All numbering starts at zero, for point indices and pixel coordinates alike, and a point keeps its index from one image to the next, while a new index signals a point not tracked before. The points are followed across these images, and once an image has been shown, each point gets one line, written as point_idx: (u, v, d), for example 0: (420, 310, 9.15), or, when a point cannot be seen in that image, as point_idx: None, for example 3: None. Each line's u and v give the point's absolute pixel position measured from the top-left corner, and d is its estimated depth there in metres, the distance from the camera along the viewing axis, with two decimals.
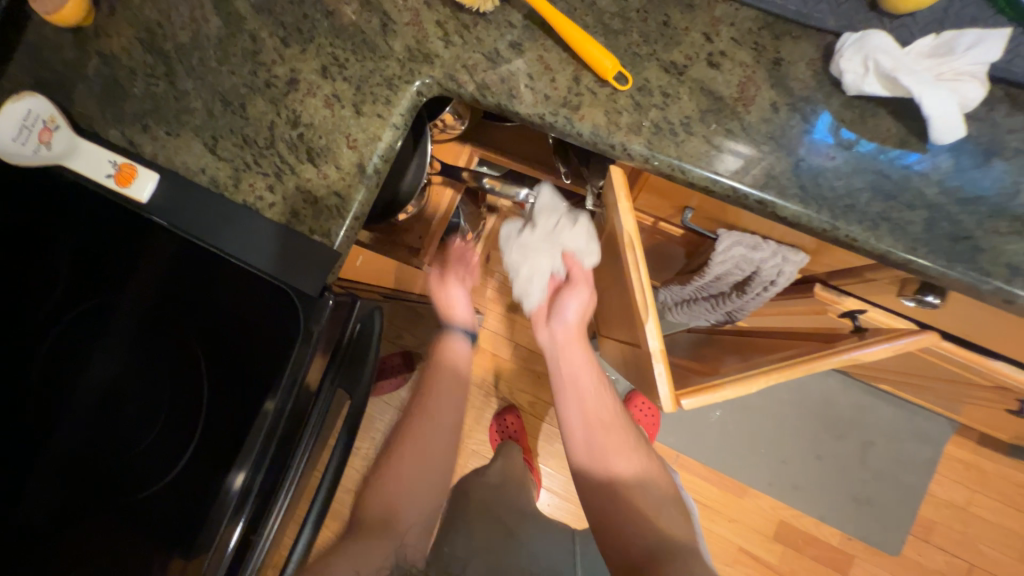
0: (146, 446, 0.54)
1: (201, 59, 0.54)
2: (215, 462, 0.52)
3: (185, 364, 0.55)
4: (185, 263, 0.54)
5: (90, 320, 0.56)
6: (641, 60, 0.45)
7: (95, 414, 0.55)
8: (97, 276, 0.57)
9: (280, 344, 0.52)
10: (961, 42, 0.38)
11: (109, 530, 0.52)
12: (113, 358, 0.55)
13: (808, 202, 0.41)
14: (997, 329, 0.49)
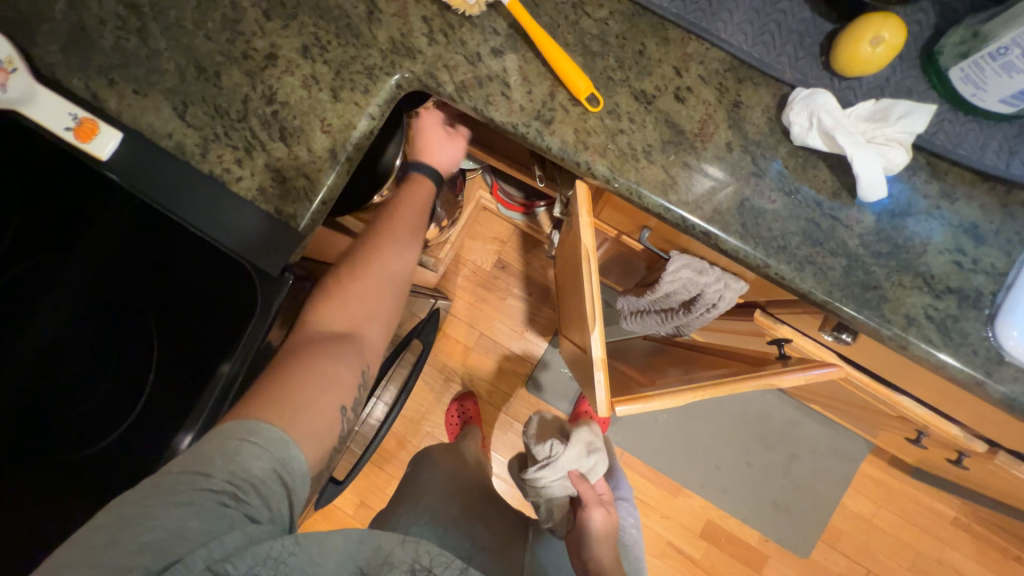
0: (92, 404, 0.54)
1: (178, 19, 0.53)
2: (161, 425, 0.52)
3: (137, 330, 0.55)
4: (140, 222, 0.53)
5: (37, 272, 0.55)
6: (614, 84, 0.47)
7: (40, 370, 0.55)
8: (48, 227, 0.55)
9: (235, 312, 0.53)
10: (895, 111, 0.42)
11: (40, 485, 0.52)
12: (59, 313, 0.55)
13: (747, 239, 0.45)
14: (898, 367, 0.55)
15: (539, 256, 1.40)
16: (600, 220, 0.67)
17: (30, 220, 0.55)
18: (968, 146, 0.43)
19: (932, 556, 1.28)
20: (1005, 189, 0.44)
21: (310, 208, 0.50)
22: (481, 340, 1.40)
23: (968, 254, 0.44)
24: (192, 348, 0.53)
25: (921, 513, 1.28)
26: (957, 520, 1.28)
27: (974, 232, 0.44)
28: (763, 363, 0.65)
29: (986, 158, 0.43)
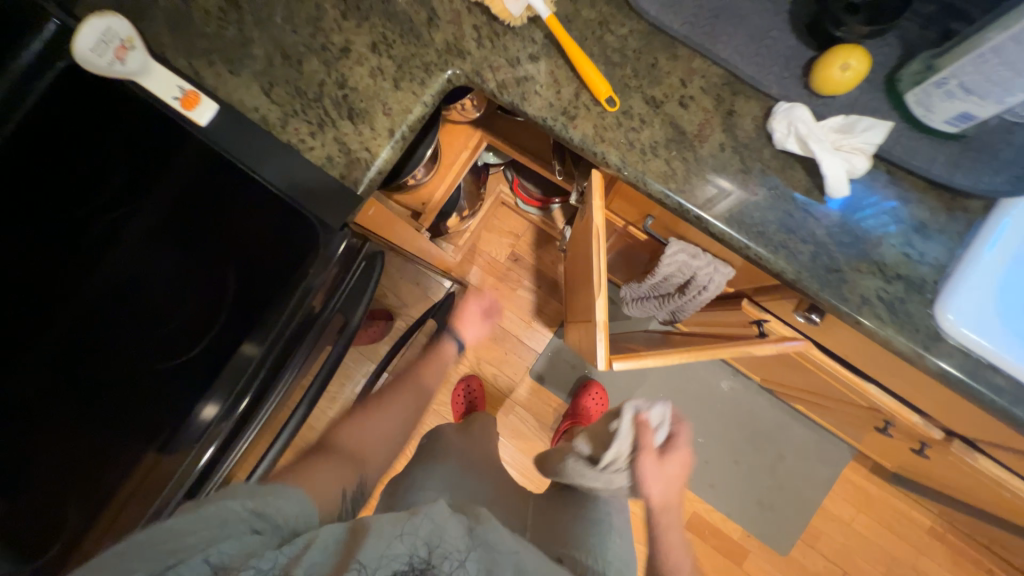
0: (141, 340, 0.63)
1: (270, 15, 0.63)
2: (201, 371, 0.61)
3: (196, 305, 0.64)
4: (205, 186, 0.64)
5: (116, 219, 0.66)
6: (629, 90, 0.57)
7: (104, 304, 0.65)
8: (128, 180, 0.66)
9: (278, 280, 0.62)
10: (860, 125, 0.51)
11: (86, 409, 0.61)
12: (130, 256, 0.66)
13: (731, 223, 0.54)
14: (860, 347, 0.63)
15: (549, 252, 1.49)
16: (610, 211, 0.77)
17: (120, 170, 0.66)
18: (920, 158, 0.52)
19: (907, 563, 1.33)
20: (951, 196, 0.53)
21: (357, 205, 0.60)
22: (490, 326, 1.49)
23: (916, 248, 0.52)
24: (236, 327, 0.62)
25: (899, 520, 1.34)
26: (932, 529, 1.34)
27: (922, 230, 0.53)
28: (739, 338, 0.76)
29: (935, 169, 0.52)
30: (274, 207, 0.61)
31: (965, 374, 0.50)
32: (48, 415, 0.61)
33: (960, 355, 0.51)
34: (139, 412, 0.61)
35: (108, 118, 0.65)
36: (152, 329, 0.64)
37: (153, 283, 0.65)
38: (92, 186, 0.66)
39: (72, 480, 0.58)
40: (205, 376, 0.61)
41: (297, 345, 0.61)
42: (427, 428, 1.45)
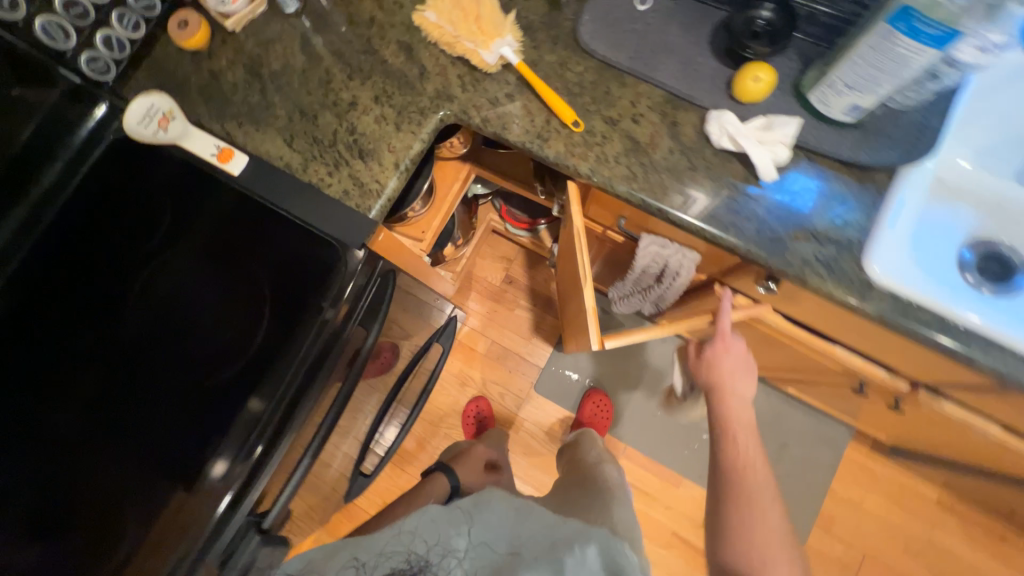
0: (151, 395, 0.67)
1: (287, 81, 0.76)
2: (208, 425, 0.65)
3: (200, 364, 0.67)
4: (218, 246, 0.71)
5: (126, 280, 0.71)
6: (590, 114, 0.69)
7: (113, 363, 0.68)
8: (142, 244, 0.72)
9: (282, 333, 0.67)
10: (776, 122, 0.64)
11: (105, 463, 0.65)
12: (139, 314, 0.70)
13: (687, 210, 0.65)
14: (816, 309, 0.73)
15: (541, 272, 1.60)
16: (589, 218, 0.88)
17: (135, 234, 0.72)
18: (829, 143, 0.64)
19: (924, 538, 1.36)
20: (862, 171, 0.64)
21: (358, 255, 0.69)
22: (493, 347, 1.57)
23: (840, 215, 0.63)
24: (238, 384, 0.66)
25: (907, 495, 1.38)
26: (942, 501, 1.37)
27: (843, 200, 0.64)
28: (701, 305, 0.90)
29: (843, 150, 0.63)
30: (295, 247, 0.69)
31: (898, 313, 0.60)
32: (61, 480, 0.64)
33: (890, 298, 0.60)
34: (156, 462, 0.64)
35: (125, 206, 0.73)
36: (157, 393, 0.67)
37: (155, 350, 0.68)
38: (111, 248, 0.72)
39: (101, 528, 0.63)
40: (213, 431, 0.65)
41: (306, 388, 0.67)
42: (440, 453, 1.50)
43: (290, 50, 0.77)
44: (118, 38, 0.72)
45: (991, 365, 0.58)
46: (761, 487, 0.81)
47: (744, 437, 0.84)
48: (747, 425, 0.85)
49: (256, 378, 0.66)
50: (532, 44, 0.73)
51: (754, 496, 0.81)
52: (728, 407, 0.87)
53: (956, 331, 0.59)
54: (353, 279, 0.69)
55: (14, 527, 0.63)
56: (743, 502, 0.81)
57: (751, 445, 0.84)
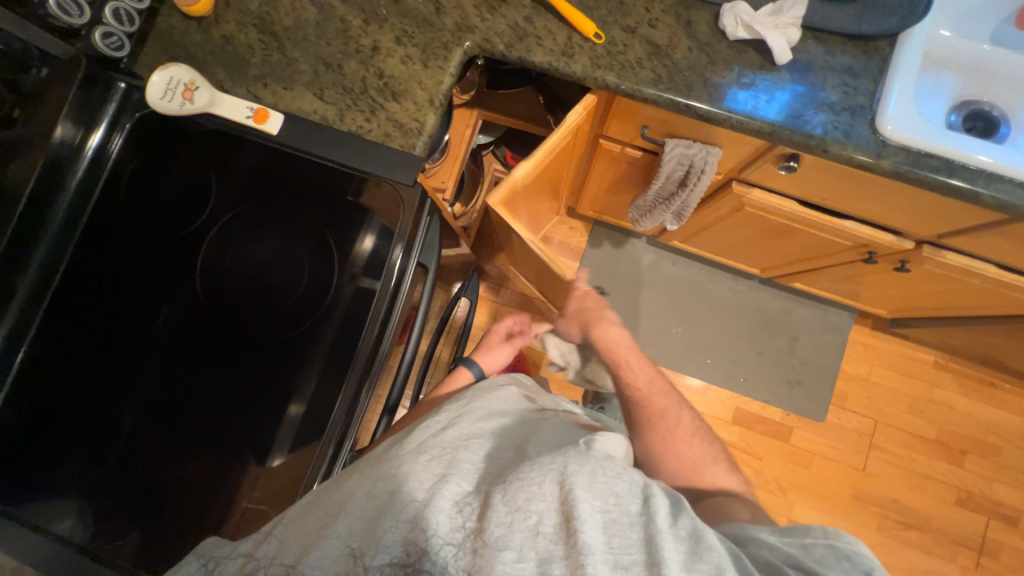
0: (216, 386, 0.72)
1: (304, 36, 0.76)
2: (272, 410, 0.72)
3: (259, 354, 0.73)
4: (250, 246, 0.76)
5: (169, 284, 0.75)
6: (608, 25, 0.73)
7: (173, 364, 0.73)
8: (178, 246, 0.76)
9: (334, 320, 0.73)
10: (785, 6, 0.69)
11: (185, 453, 0.71)
12: (185, 315, 0.74)
13: (712, 103, 0.70)
14: (831, 185, 0.81)
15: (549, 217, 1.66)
16: (608, 137, 0.94)
17: (170, 238, 0.76)
18: (834, 20, 0.69)
19: (924, 396, 1.54)
20: (864, 43, 0.71)
21: (365, 244, 0.74)
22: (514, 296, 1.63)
23: (851, 85, 0.70)
24: (297, 374, 0.73)
25: (907, 362, 1.55)
26: (936, 361, 1.54)
27: (851, 71, 0.70)
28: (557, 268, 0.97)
29: (848, 25, 0.69)
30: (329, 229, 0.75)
31: (910, 163, 0.67)
32: (148, 471, 0.70)
33: (903, 151, 0.68)
34: (236, 443, 0.71)
35: (154, 217, 0.76)
36: (215, 388, 0.72)
37: (197, 346, 0.73)
38: (147, 251, 0.76)
39: (197, 505, 0.69)
40: (270, 410, 0.72)
41: (366, 372, 0.71)
42: None
43: (299, 4, 0.77)
44: (125, 9, 0.73)
45: (994, 196, 0.67)
46: (667, 402, 0.83)
47: (632, 367, 0.87)
48: (634, 357, 0.88)
49: (304, 361, 0.73)
50: None
51: (665, 415, 0.81)
52: (611, 347, 0.89)
53: (960, 171, 0.68)
54: (394, 257, 0.73)
55: (115, 517, 0.69)
56: (662, 422, 0.80)
57: (643, 374, 0.86)
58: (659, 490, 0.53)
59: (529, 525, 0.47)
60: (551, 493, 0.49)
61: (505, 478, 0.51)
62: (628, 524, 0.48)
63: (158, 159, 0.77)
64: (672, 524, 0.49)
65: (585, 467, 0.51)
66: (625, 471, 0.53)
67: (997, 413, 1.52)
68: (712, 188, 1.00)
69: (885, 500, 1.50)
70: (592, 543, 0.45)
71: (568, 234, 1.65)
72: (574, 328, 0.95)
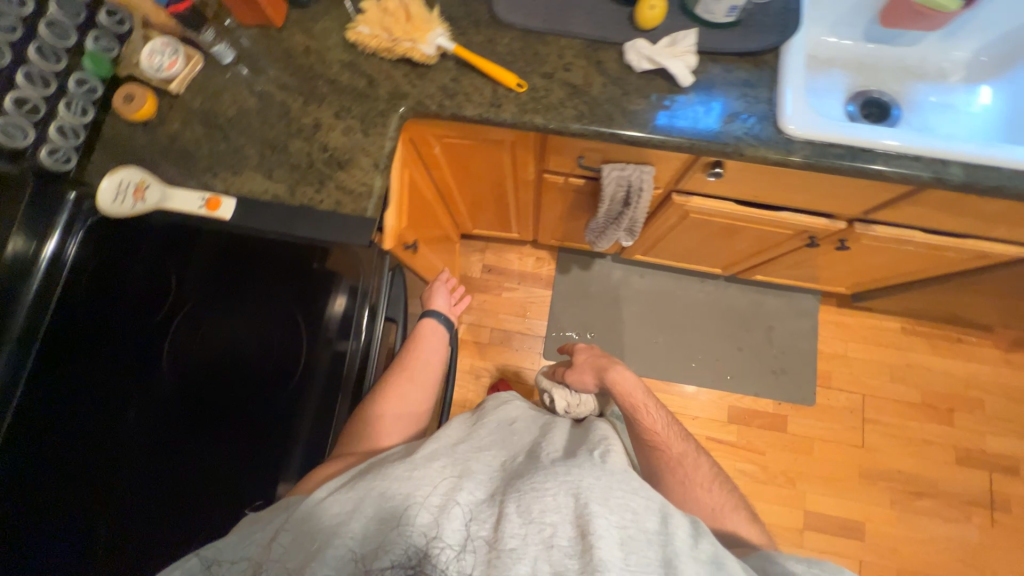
0: (197, 471, 0.70)
1: (247, 125, 0.81)
2: (257, 483, 0.69)
3: (238, 431, 0.72)
4: (223, 324, 0.77)
5: (145, 375, 0.75)
6: (528, 75, 0.80)
7: (151, 457, 0.71)
8: (151, 339, 0.77)
9: (306, 385, 0.73)
10: (679, 38, 0.77)
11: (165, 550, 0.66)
12: (159, 407, 0.73)
13: (632, 127, 0.77)
14: (758, 184, 0.87)
15: (515, 253, 1.71)
16: (551, 170, 0.99)
17: (141, 334, 0.77)
18: (723, 44, 0.78)
19: (901, 363, 1.59)
20: (754, 58, 0.79)
21: (338, 304, 0.75)
22: (494, 333, 1.64)
23: (751, 95, 0.77)
24: (281, 442, 0.71)
25: (877, 332, 1.61)
26: (903, 327, 1.61)
27: (749, 84, 0.78)
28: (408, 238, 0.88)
29: (736, 46, 0.78)
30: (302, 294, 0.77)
31: (818, 154, 0.74)
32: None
33: (809, 144, 0.75)
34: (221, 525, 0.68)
35: (121, 316, 0.77)
36: (196, 474, 0.70)
37: (189, 433, 0.72)
38: (116, 349, 0.76)
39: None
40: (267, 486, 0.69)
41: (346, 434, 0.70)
42: None
43: (239, 97, 0.82)
44: (70, 126, 0.75)
45: (896, 171, 0.74)
46: (686, 450, 0.77)
47: (652, 415, 0.79)
48: (651, 402, 0.81)
49: (292, 434, 0.71)
50: (457, 32, 0.82)
51: (684, 461, 0.75)
52: (624, 394, 0.82)
53: (862, 153, 0.74)
54: (360, 312, 0.73)
55: None
56: (680, 470, 0.74)
57: (661, 418, 0.79)
58: (677, 512, 0.54)
59: (544, 538, 0.48)
60: (570, 511, 0.50)
61: (518, 489, 0.53)
62: (646, 541, 0.50)
63: (121, 257, 0.79)
64: (693, 547, 0.50)
65: (602, 484, 0.53)
66: (641, 488, 0.55)
67: (970, 367, 1.58)
68: (656, 202, 1.06)
69: (890, 473, 1.51)
70: (609, 559, 0.46)
71: (536, 265, 1.70)
72: (586, 376, 0.91)
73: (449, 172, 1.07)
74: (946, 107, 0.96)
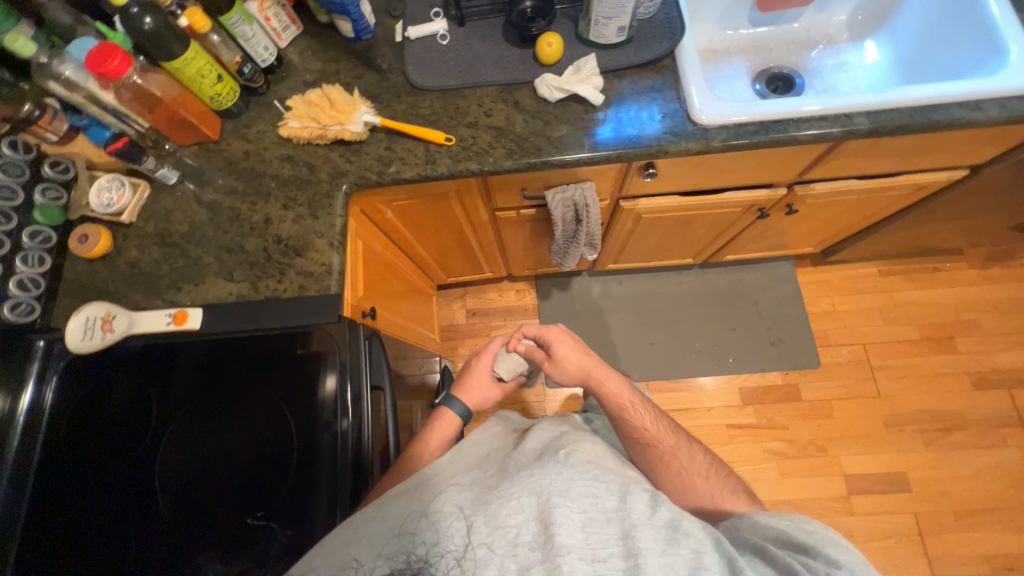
0: (215, 544, 0.69)
1: (202, 235, 0.83)
2: (280, 541, 0.68)
3: (246, 497, 0.71)
4: (210, 397, 0.76)
5: (140, 468, 0.74)
6: (455, 129, 0.85)
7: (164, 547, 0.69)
8: (140, 432, 0.75)
9: (308, 446, 0.72)
10: (581, 64, 0.83)
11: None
12: (163, 493, 0.72)
13: (561, 152, 0.81)
14: (694, 174, 0.92)
15: (495, 291, 1.73)
16: (501, 207, 1.03)
17: (130, 428, 0.76)
18: (622, 60, 0.84)
19: (890, 304, 1.61)
20: (654, 66, 0.85)
21: (328, 384, 0.74)
22: None
23: (660, 97, 0.83)
24: (294, 498, 0.70)
25: (858, 281, 1.64)
26: (880, 270, 1.64)
27: (656, 88, 0.84)
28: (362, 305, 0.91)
29: (634, 60, 0.84)
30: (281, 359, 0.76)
31: (734, 136, 0.79)
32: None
33: (724, 129, 0.80)
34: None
35: (110, 419, 0.76)
36: (214, 548, 0.69)
37: (189, 479, 0.73)
38: (111, 450, 0.75)
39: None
40: (284, 507, 0.70)
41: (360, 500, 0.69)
42: None
43: (190, 211, 0.85)
44: (28, 277, 0.76)
45: (808, 133, 0.78)
46: (676, 442, 0.82)
47: (639, 413, 0.84)
48: (638, 399, 0.86)
49: (303, 488, 0.70)
50: (380, 105, 0.87)
51: (678, 453, 0.80)
52: (610, 395, 0.87)
53: (773, 125, 0.79)
54: (344, 380, 0.74)
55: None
56: (673, 462, 0.79)
57: (648, 415, 0.84)
58: (636, 488, 0.63)
59: (514, 537, 0.57)
60: (535, 507, 0.59)
61: (490, 495, 0.62)
62: (606, 520, 0.59)
63: (96, 373, 0.79)
64: (651, 516, 0.59)
65: (563, 478, 0.62)
66: (600, 474, 0.64)
67: (955, 291, 1.61)
68: (608, 212, 1.10)
69: (915, 415, 1.50)
70: (569, 544, 0.55)
71: (518, 297, 1.72)
72: (570, 372, 0.91)
73: (407, 231, 1.11)
74: (842, 66, 1.04)
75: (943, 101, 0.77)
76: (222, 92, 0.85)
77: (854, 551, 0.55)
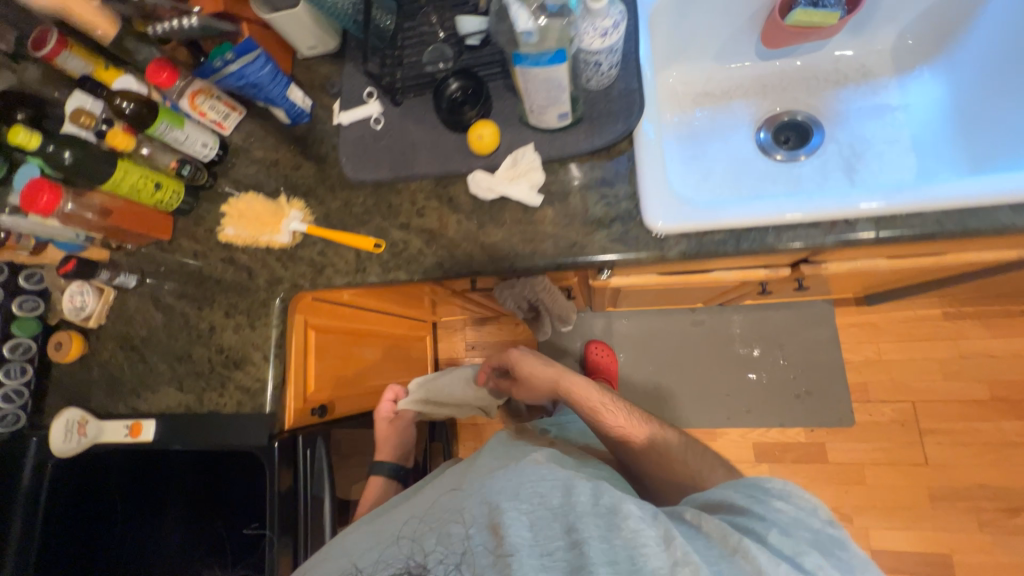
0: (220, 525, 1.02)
1: (158, 340, 0.87)
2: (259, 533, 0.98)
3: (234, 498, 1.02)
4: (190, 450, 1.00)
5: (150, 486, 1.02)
6: (386, 231, 0.78)
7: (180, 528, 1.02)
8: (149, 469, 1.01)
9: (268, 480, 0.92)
10: (519, 157, 0.72)
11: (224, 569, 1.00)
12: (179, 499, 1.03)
13: (494, 262, 0.73)
14: (662, 268, 0.79)
15: (493, 324, 1.67)
16: (458, 287, 0.97)
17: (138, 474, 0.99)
18: (566, 148, 0.72)
19: (953, 355, 1.35)
20: (607, 152, 0.72)
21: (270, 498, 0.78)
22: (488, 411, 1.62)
23: (611, 194, 0.70)
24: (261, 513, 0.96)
25: (914, 326, 1.38)
26: (946, 314, 1.36)
27: (606, 181, 0.71)
28: (315, 395, 0.92)
29: (582, 147, 0.71)
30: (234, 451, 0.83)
31: (695, 247, 0.66)
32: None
33: (683, 238, 0.67)
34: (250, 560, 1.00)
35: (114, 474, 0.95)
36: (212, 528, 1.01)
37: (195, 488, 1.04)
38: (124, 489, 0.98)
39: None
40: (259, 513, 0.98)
41: None
42: None
43: (148, 314, 0.89)
44: (13, 389, 0.83)
45: (791, 246, 0.63)
46: (653, 429, 0.85)
47: (610, 411, 0.88)
48: (607, 398, 0.90)
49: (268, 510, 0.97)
50: (315, 202, 0.83)
51: (653, 444, 0.83)
52: (581, 400, 0.91)
53: (747, 233, 0.65)
54: (279, 492, 0.78)
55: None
56: (651, 454, 0.82)
57: (620, 411, 0.88)
58: (581, 481, 0.65)
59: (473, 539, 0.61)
60: (485, 517, 0.63)
61: (454, 507, 0.68)
62: (552, 516, 0.62)
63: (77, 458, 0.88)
64: (594, 504, 0.62)
65: (513, 483, 0.67)
66: (547, 475, 0.67)
67: None
68: (581, 286, 0.99)
69: (969, 489, 1.28)
70: (518, 541, 0.59)
71: (516, 332, 1.66)
72: (541, 375, 0.94)
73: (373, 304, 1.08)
74: (880, 110, 0.81)
75: (985, 206, 0.59)
76: (165, 197, 0.84)
77: (798, 497, 0.64)
